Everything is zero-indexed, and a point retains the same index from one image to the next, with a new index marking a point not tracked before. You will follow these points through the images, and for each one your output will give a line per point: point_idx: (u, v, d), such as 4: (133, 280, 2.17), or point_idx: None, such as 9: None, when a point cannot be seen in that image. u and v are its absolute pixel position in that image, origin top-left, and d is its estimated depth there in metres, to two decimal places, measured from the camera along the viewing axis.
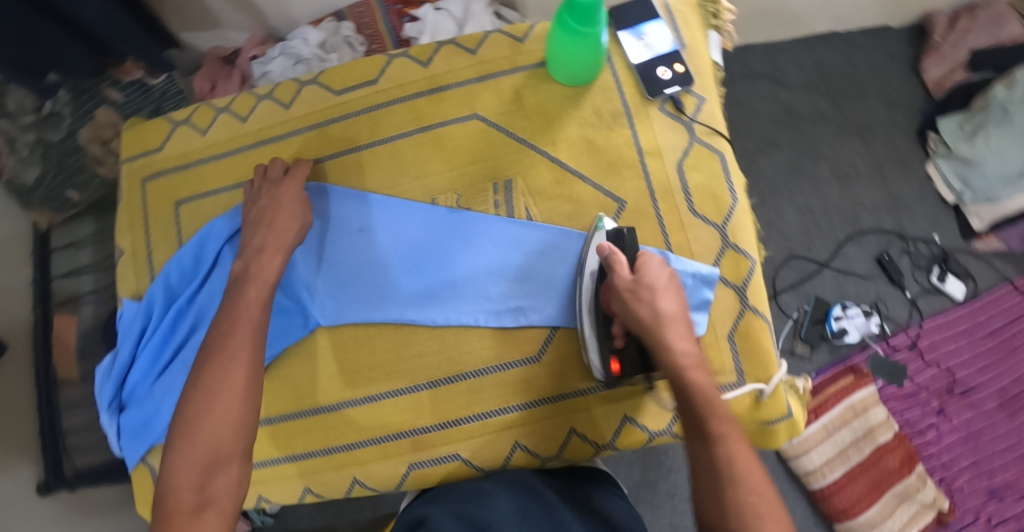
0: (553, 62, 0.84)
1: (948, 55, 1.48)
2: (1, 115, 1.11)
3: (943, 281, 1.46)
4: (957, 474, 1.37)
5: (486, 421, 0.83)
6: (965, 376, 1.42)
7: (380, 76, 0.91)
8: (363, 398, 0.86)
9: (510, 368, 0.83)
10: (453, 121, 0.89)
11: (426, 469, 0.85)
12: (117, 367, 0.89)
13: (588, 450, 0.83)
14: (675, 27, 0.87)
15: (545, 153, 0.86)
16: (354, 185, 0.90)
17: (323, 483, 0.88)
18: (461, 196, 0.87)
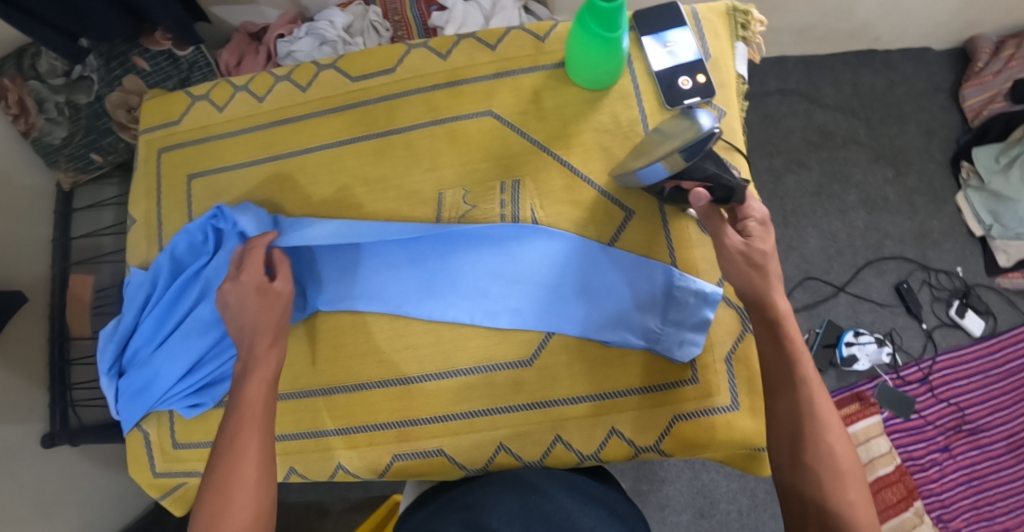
0: (573, 65, 0.82)
1: (989, 84, 1.44)
2: (31, 76, 1.15)
3: (962, 316, 1.42)
4: (957, 514, 1.34)
5: (473, 419, 0.83)
6: (974, 415, 1.39)
7: (398, 65, 0.91)
8: (354, 386, 0.87)
9: (500, 369, 0.83)
10: (469, 116, 0.88)
11: (409, 461, 0.85)
12: (119, 332, 0.91)
13: (573, 459, 0.82)
14: (701, 36, 0.84)
15: (558, 156, 0.85)
16: (367, 171, 0.90)
17: (308, 463, 0.88)
18: (469, 193, 0.86)
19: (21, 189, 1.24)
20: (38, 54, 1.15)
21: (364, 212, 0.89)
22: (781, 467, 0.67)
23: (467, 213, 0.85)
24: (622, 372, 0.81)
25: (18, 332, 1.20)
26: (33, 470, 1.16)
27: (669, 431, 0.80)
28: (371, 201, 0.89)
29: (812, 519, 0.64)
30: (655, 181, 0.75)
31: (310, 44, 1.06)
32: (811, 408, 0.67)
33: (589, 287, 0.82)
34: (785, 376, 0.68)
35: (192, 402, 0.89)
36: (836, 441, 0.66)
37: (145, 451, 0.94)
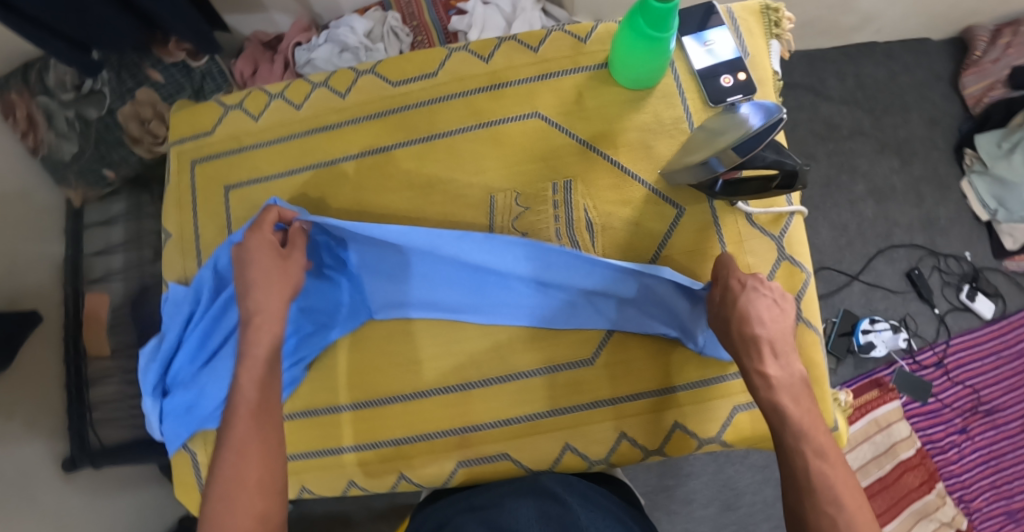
0: (616, 64, 0.82)
1: (989, 72, 1.47)
2: (42, 91, 1.14)
3: (972, 300, 1.45)
4: (976, 494, 1.38)
5: (537, 421, 0.85)
6: (989, 395, 1.42)
7: (440, 69, 0.89)
8: (412, 393, 0.87)
9: (560, 370, 0.85)
10: (514, 118, 0.87)
11: (474, 467, 0.86)
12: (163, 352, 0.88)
13: (636, 454, 0.84)
14: (738, 35, 0.85)
15: (607, 156, 0.84)
16: (411, 177, 0.89)
17: (368, 475, 0.88)
18: (521, 196, 0.85)
19: (30, 205, 1.23)
20: (47, 69, 1.14)
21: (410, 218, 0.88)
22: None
23: (519, 215, 0.84)
24: (682, 367, 0.84)
25: (31, 356, 1.18)
26: (54, 496, 1.14)
27: (730, 421, 0.83)
28: (416, 208, 0.88)
29: None
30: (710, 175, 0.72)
31: (329, 51, 1.05)
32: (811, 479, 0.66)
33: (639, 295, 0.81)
34: (782, 443, 0.69)
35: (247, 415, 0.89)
36: (842, 506, 0.64)
37: (191, 471, 0.95)
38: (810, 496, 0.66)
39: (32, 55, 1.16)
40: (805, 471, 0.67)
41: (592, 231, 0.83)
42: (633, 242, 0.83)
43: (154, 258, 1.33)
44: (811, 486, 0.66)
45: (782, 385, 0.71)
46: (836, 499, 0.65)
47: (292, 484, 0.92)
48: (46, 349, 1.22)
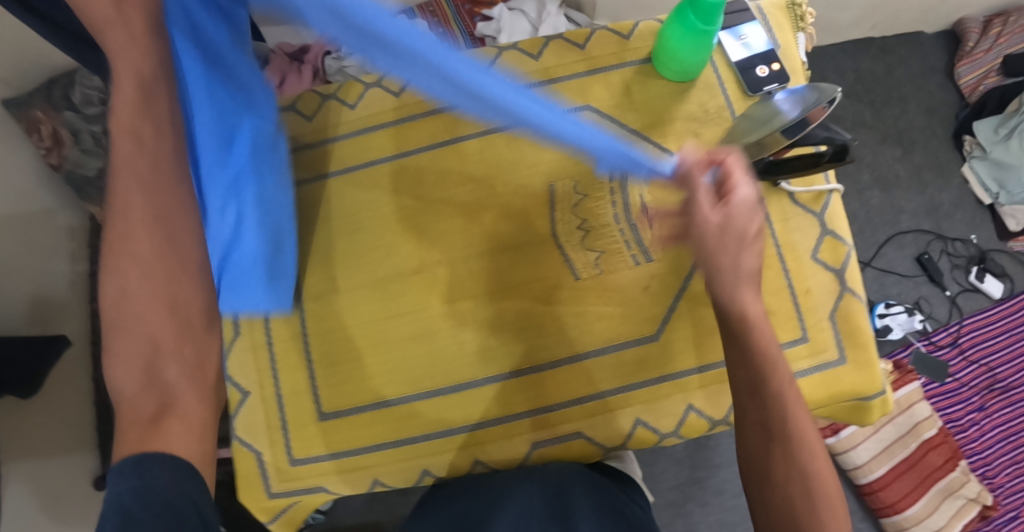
0: (662, 55, 0.82)
1: (982, 61, 1.54)
2: (68, 107, 1.13)
3: (981, 281, 1.50)
4: (999, 470, 1.41)
5: (611, 398, 0.78)
6: (1003, 372, 1.46)
7: (493, 67, 0.86)
8: (486, 379, 0.80)
9: (626, 348, 0.79)
10: (566, 111, 0.85)
11: (550, 449, 0.79)
12: (236, 345, 0.82)
13: (704, 426, 0.79)
14: (768, 29, 0.87)
15: (657, 145, 0.84)
16: (472, 169, 0.85)
17: (444, 462, 0.80)
18: (579, 184, 0.82)
19: (57, 226, 1.23)
20: (71, 84, 1.13)
21: (472, 209, 0.84)
22: (755, 489, 0.64)
23: (579, 204, 0.80)
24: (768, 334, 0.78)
25: (60, 376, 1.15)
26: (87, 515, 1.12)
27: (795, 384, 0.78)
28: (475, 199, 0.84)
29: None
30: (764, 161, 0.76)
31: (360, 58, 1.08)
32: (789, 426, 0.62)
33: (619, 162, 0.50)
34: (766, 388, 0.62)
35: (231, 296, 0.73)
36: (813, 465, 0.62)
37: (257, 473, 0.82)
38: (781, 448, 0.62)
39: (56, 71, 1.15)
40: (777, 426, 0.62)
41: (652, 216, 0.78)
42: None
43: None
44: (785, 440, 0.62)
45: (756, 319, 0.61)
46: (809, 450, 0.62)
47: (362, 478, 0.81)
48: (73, 365, 1.19)
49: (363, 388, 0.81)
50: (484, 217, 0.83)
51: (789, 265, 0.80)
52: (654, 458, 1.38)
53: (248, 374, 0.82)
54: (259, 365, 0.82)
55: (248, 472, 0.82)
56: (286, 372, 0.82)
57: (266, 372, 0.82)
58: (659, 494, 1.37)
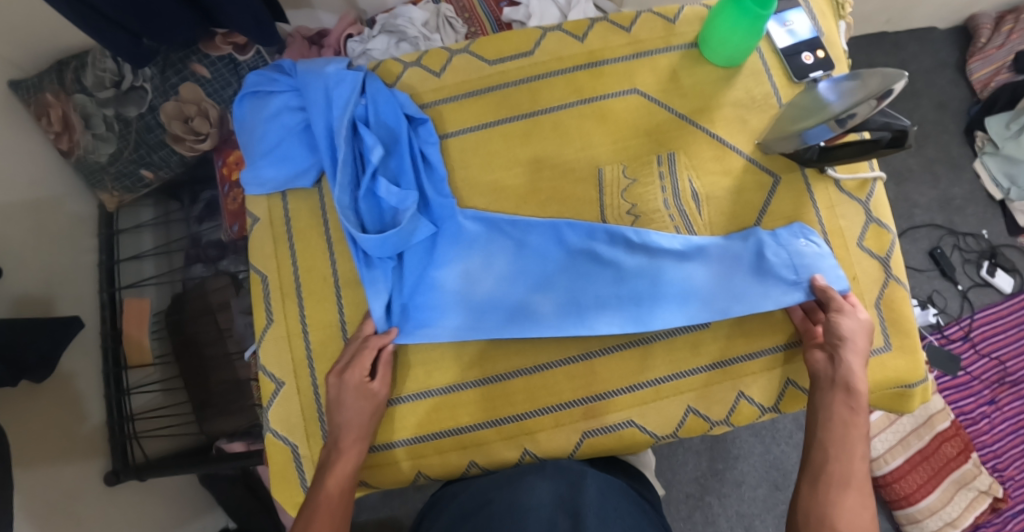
0: (710, 38, 0.77)
1: (994, 57, 1.56)
2: (80, 90, 1.10)
3: (992, 275, 1.51)
4: (1009, 462, 1.41)
5: (660, 386, 0.75)
6: (1014, 367, 1.46)
7: (536, 48, 0.80)
8: (533, 367, 0.75)
9: (678, 334, 0.75)
10: (613, 95, 0.79)
11: (600, 439, 0.75)
12: (270, 333, 0.77)
13: (754, 414, 0.76)
14: (812, 16, 0.83)
15: (704, 129, 0.78)
16: (518, 154, 0.78)
17: (490, 455, 0.75)
18: (628, 167, 0.78)
19: (69, 216, 1.19)
20: (84, 67, 1.09)
21: (523, 193, 0.78)
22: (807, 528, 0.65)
23: (627, 188, 0.77)
24: None
25: (70, 367, 1.12)
26: (97, 512, 1.09)
27: None
28: (526, 183, 0.78)
29: None
30: (812, 143, 0.72)
31: (386, 41, 1.04)
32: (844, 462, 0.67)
33: (789, 260, 0.73)
34: (832, 435, 0.68)
35: (261, 70, 0.79)
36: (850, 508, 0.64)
37: (290, 466, 0.75)
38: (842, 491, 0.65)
39: (67, 54, 1.12)
40: (845, 472, 0.66)
41: (698, 200, 0.76)
42: (743, 212, 0.77)
43: (185, 264, 1.30)
44: (845, 486, 0.66)
45: (848, 429, 0.68)
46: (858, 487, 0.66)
47: (405, 470, 0.76)
48: (83, 356, 1.16)
49: (407, 377, 0.76)
50: (534, 200, 0.77)
51: (834, 252, 0.77)
52: (674, 452, 1.39)
53: (284, 362, 0.76)
54: (294, 354, 0.76)
55: (281, 468, 0.76)
56: (320, 360, 0.76)
57: (302, 360, 0.76)
58: (678, 487, 1.37)
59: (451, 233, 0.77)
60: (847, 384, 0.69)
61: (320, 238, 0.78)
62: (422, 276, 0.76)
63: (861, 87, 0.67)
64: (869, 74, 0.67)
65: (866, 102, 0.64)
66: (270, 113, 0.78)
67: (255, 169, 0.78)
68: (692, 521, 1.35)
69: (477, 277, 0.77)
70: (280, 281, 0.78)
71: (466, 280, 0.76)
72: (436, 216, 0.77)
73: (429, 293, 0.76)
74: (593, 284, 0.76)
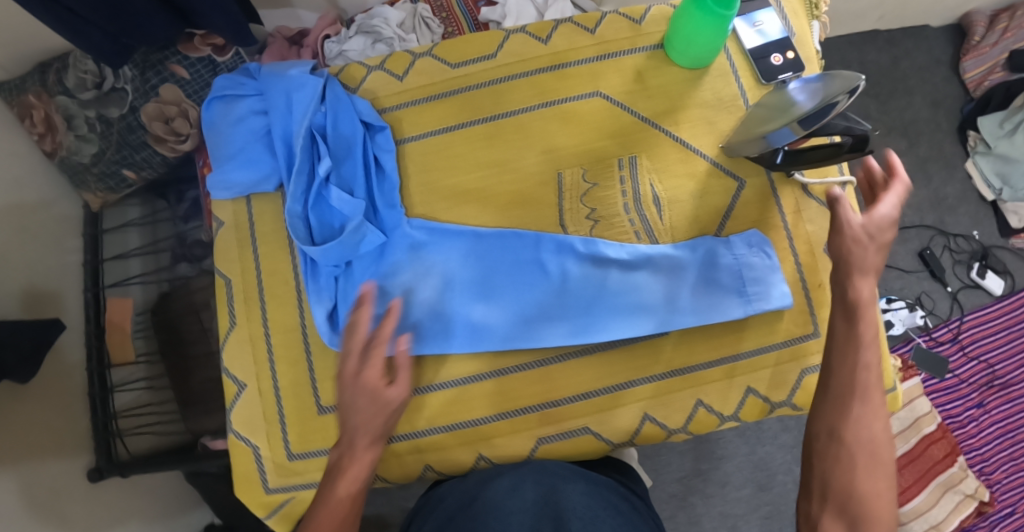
0: (676, 40, 0.76)
1: (988, 55, 1.53)
2: (61, 91, 1.10)
3: (982, 277, 1.49)
4: (996, 466, 1.40)
5: (617, 394, 0.74)
6: (1003, 369, 1.45)
7: (499, 51, 0.80)
8: (488, 373, 0.75)
9: (635, 343, 0.74)
10: (577, 97, 0.79)
11: (556, 445, 0.74)
12: (233, 336, 0.77)
13: (713, 422, 0.74)
14: (783, 15, 0.82)
15: (668, 132, 0.78)
16: (478, 156, 0.78)
17: (446, 460, 0.75)
18: (588, 171, 0.77)
19: (51, 215, 1.20)
20: (66, 68, 1.09)
21: (483, 197, 0.77)
22: (819, 442, 0.67)
23: (587, 192, 0.76)
24: (788, 322, 0.74)
25: (52, 367, 1.13)
26: (81, 510, 1.10)
27: (800, 385, 0.74)
28: (489, 186, 0.77)
29: (826, 499, 0.64)
30: (777, 146, 0.71)
31: (362, 42, 1.04)
32: (861, 387, 0.68)
33: (741, 269, 0.73)
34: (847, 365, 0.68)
35: (228, 74, 0.80)
36: (869, 432, 0.66)
37: (253, 466, 0.76)
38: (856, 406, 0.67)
39: (49, 56, 1.12)
40: (864, 387, 0.68)
41: (660, 204, 0.76)
42: (706, 217, 0.76)
43: (172, 263, 1.32)
44: (860, 400, 0.67)
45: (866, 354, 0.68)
46: (874, 412, 0.67)
47: None
48: (67, 355, 1.17)
49: None
50: (494, 203, 0.77)
51: (800, 258, 0.76)
52: (658, 451, 1.39)
53: (247, 365, 0.77)
54: (257, 357, 0.77)
55: (245, 469, 0.77)
56: (282, 363, 0.77)
57: (264, 363, 0.77)
58: (662, 486, 1.36)
59: (400, 242, 0.76)
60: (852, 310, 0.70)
61: (283, 243, 0.79)
62: (368, 283, 0.76)
63: (825, 88, 0.66)
64: (832, 75, 0.66)
65: (837, 97, 0.62)
66: (236, 117, 0.78)
67: (222, 171, 0.78)
68: (675, 521, 1.35)
69: (422, 286, 0.76)
70: (243, 284, 0.78)
71: (411, 290, 0.76)
72: (386, 224, 0.77)
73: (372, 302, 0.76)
74: (541, 293, 0.75)
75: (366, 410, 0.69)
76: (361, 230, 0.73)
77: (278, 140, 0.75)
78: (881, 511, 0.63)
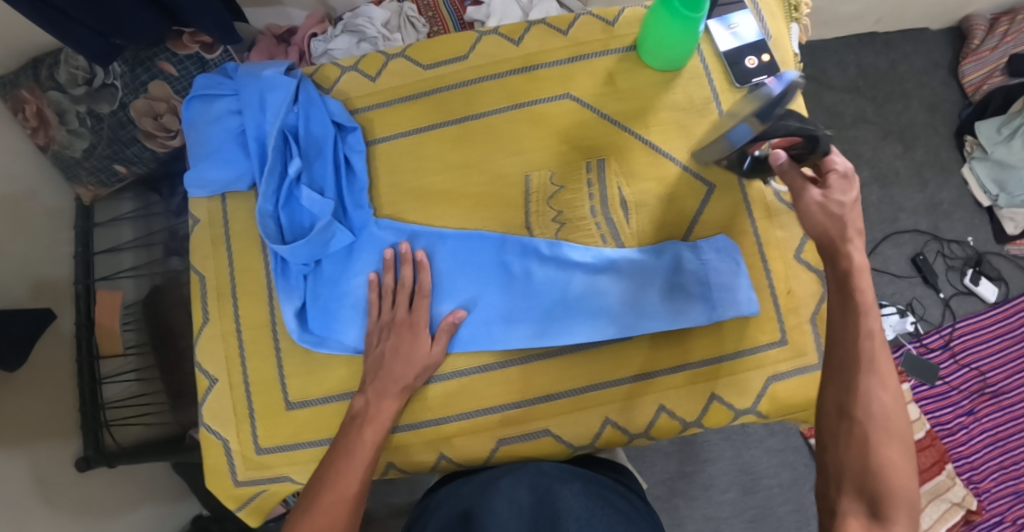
0: (647, 43, 0.76)
1: (987, 59, 1.50)
2: (53, 86, 1.11)
3: (976, 284, 1.47)
4: (986, 475, 1.39)
5: (578, 397, 0.74)
6: (994, 377, 1.44)
7: (471, 52, 0.81)
8: (452, 373, 0.76)
9: (598, 347, 0.75)
10: (546, 100, 0.79)
11: (516, 446, 0.75)
12: (206, 331, 0.79)
13: (676, 428, 0.74)
14: (760, 17, 0.81)
15: (638, 135, 0.78)
16: (447, 158, 0.79)
17: (408, 458, 0.76)
18: (556, 173, 0.78)
19: (37, 207, 1.20)
20: (58, 64, 1.10)
21: (451, 197, 0.78)
22: (828, 421, 0.61)
23: (554, 195, 0.77)
24: (750, 328, 0.74)
25: (42, 357, 1.14)
26: (66, 498, 1.11)
27: (765, 393, 0.74)
28: (457, 187, 0.78)
29: (846, 485, 0.58)
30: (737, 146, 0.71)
31: (347, 41, 1.05)
32: (867, 359, 0.61)
33: (706, 274, 0.73)
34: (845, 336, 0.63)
35: (206, 74, 0.80)
36: (880, 404, 0.60)
37: (222, 459, 0.78)
38: (866, 378, 0.60)
39: (40, 50, 1.13)
40: (871, 358, 0.61)
41: (628, 208, 0.76)
42: (675, 222, 0.76)
43: (165, 257, 1.34)
44: (867, 370, 0.61)
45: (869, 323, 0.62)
46: (884, 385, 0.61)
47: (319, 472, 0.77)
48: (57, 346, 1.18)
49: (332, 378, 0.76)
50: (461, 204, 0.78)
51: (770, 264, 0.76)
52: (643, 452, 1.38)
53: (218, 360, 0.78)
54: (228, 352, 0.79)
55: (214, 462, 0.78)
56: (253, 359, 0.78)
57: (235, 357, 0.79)
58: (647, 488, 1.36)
59: (369, 242, 0.77)
60: (843, 280, 0.64)
61: (255, 241, 0.80)
62: (337, 282, 0.77)
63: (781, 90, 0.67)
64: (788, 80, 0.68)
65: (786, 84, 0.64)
66: (212, 117, 0.79)
67: (199, 170, 0.79)
68: None
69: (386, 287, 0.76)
70: (216, 280, 0.80)
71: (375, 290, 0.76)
72: (354, 224, 0.78)
73: (340, 301, 0.77)
74: (507, 294, 0.76)
75: (403, 353, 0.72)
76: (328, 230, 0.74)
77: (253, 138, 0.76)
78: (902, 486, 0.56)
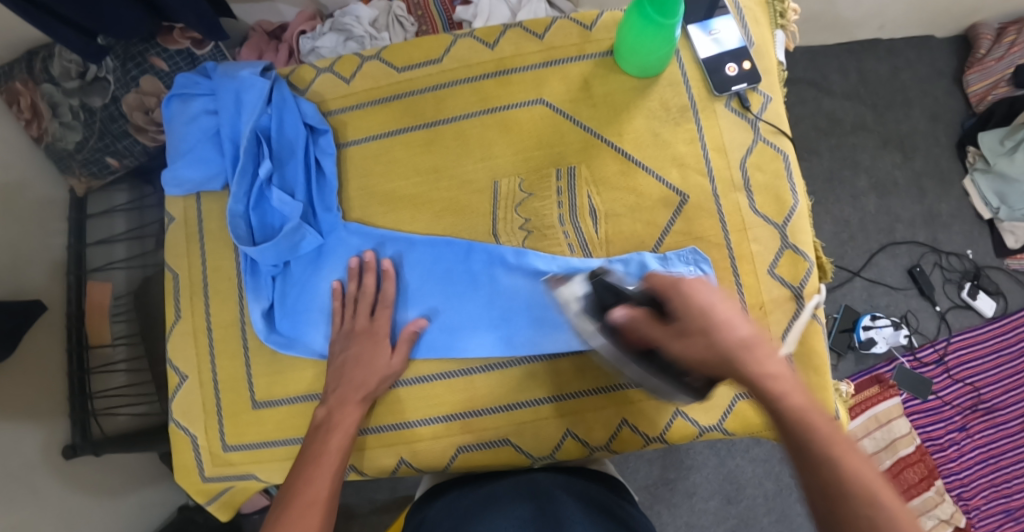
0: (623, 49, 0.76)
1: (992, 69, 1.47)
2: (47, 79, 1.13)
3: (973, 298, 1.45)
4: (976, 492, 1.36)
5: (540, 407, 0.75)
6: (988, 393, 1.41)
7: (445, 55, 0.80)
8: (414, 378, 0.76)
9: (560, 359, 0.74)
10: (518, 105, 0.79)
11: (476, 454, 0.75)
12: (178, 329, 0.81)
13: (639, 442, 0.75)
14: (743, 24, 0.80)
15: (611, 143, 0.77)
16: (418, 163, 0.79)
17: (369, 461, 0.77)
18: (525, 181, 0.77)
19: (21, 200, 1.16)
20: (51, 57, 1.12)
21: (418, 202, 0.78)
22: None
23: (523, 202, 0.77)
24: None
25: (33, 347, 1.14)
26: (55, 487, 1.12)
27: (732, 410, 0.73)
28: (425, 192, 0.78)
29: None
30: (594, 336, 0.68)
31: (334, 39, 1.04)
32: (833, 471, 0.51)
33: None
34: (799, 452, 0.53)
35: (184, 72, 0.81)
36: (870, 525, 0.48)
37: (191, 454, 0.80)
38: (848, 506, 0.49)
39: (37, 44, 1.15)
40: (837, 470, 0.51)
41: (596, 218, 0.76)
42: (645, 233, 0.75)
43: (155, 250, 1.36)
44: (830, 490, 0.51)
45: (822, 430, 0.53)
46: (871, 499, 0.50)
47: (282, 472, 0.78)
48: (47, 336, 1.17)
49: (297, 379, 0.77)
50: (428, 210, 0.78)
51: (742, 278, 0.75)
52: (627, 458, 1.37)
53: (188, 357, 0.80)
54: (199, 350, 0.80)
55: (185, 457, 0.80)
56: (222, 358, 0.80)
57: (205, 356, 0.80)
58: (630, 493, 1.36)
59: (337, 245, 0.78)
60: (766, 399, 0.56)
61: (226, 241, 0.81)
62: (306, 283, 0.78)
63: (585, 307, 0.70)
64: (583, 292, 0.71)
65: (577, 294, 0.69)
66: (188, 117, 0.80)
67: (175, 169, 0.80)
68: None
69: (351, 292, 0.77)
70: (189, 277, 0.82)
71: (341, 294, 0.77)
72: (323, 227, 0.78)
73: (308, 302, 0.78)
74: (467, 304, 0.76)
75: (366, 362, 0.73)
76: (297, 232, 0.75)
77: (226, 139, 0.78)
78: None
